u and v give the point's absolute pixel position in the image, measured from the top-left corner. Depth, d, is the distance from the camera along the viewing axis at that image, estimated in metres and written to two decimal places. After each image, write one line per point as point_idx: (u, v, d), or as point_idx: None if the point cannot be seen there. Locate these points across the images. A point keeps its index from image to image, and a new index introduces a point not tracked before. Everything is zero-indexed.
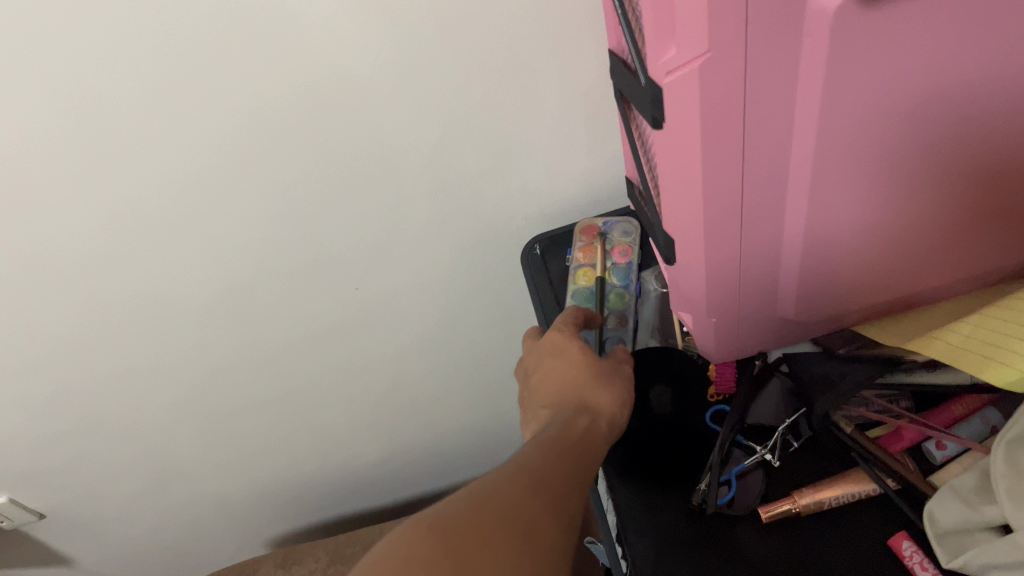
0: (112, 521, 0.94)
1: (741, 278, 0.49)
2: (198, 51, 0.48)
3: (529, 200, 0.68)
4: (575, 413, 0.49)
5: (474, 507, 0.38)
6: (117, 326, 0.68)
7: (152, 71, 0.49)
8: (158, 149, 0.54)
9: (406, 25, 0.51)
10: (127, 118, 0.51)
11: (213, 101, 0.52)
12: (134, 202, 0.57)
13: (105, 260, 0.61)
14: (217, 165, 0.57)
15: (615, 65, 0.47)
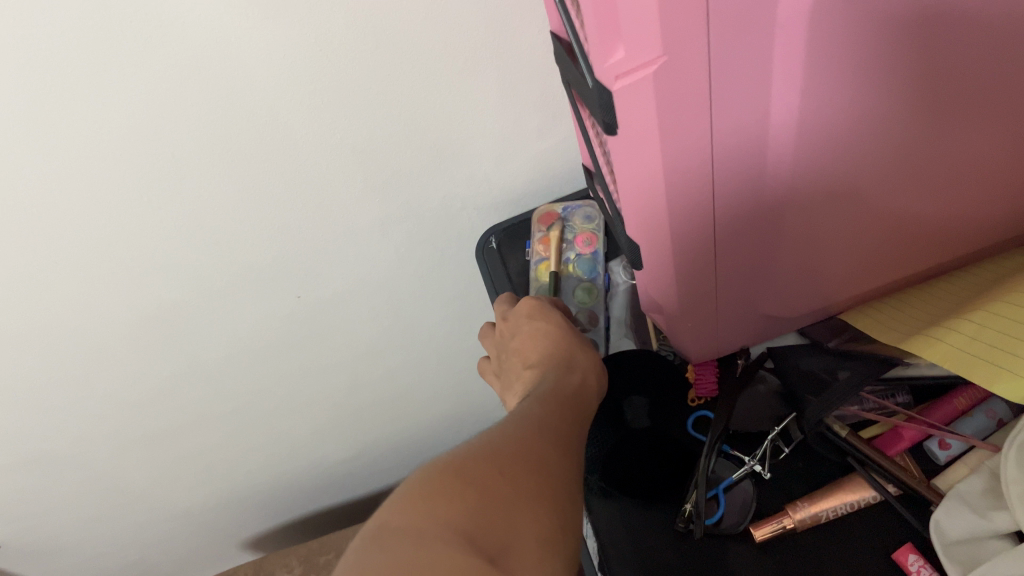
0: (72, 545, 0.90)
1: (717, 275, 0.44)
2: (69, 66, 0.42)
3: (478, 192, 0.62)
4: (565, 372, 0.46)
5: (489, 448, 0.36)
6: (39, 357, 0.63)
7: (19, 92, 0.42)
8: (48, 176, 0.48)
9: (317, 22, 0.45)
10: (4, 146, 0.45)
11: (99, 118, 0.45)
12: (28, 233, 0.51)
13: (9, 293, 0.55)
14: (119, 188, 0.50)
15: (557, 51, 0.41)
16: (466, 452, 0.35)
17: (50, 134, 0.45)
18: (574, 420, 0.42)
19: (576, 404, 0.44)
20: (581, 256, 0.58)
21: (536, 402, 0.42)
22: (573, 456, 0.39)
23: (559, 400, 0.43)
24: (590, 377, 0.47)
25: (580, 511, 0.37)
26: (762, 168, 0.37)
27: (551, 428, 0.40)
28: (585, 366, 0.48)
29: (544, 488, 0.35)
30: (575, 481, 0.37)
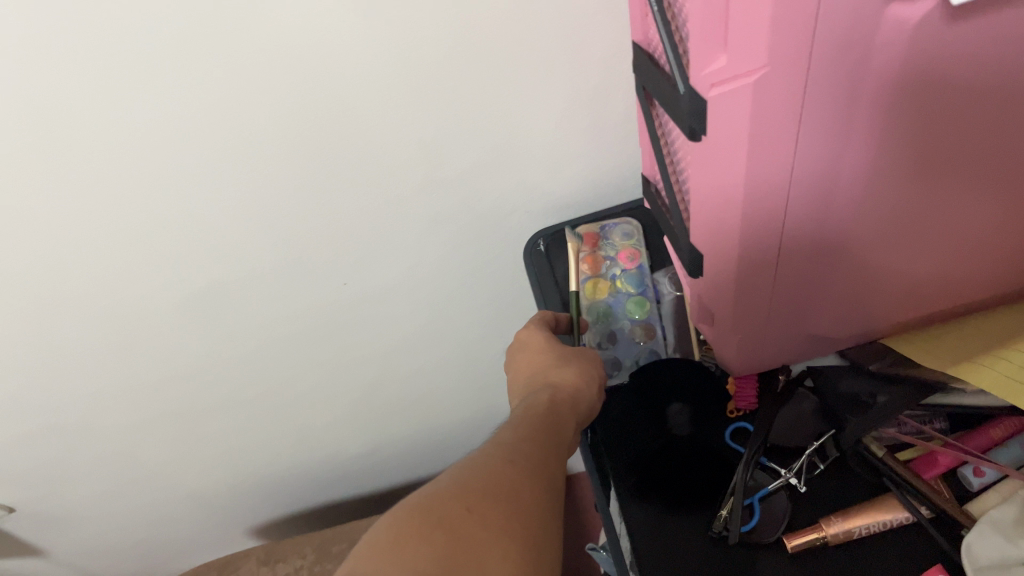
0: (85, 516, 0.90)
1: (772, 291, 0.45)
2: (169, 41, 0.44)
3: (531, 199, 0.63)
4: (536, 399, 0.49)
5: (459, 489, 0.39)
6: (85, 323, 0.64)
7: (119, 60, 0.44)
8: (128, 142, 0.49)
9: (407, 12, 0.46)
10: (96, 112, 0.47)
11: (188, 92, 0.47)
12: (102, 199, 0.53)
13: (69, 257, 0.57)
14: (194, 163, 0.52)
15: (640, 59, 0.42)
16: (439, 493, 0.38)
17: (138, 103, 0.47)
18: (538, 447, 0.44)
19: (542, 430, 0.46)
20: (626, 271, 0.58)
21: (510, 433, 0.45)
22: (545, 485, 0.42)
23: (525, 433, 0.45)
24: (561, 392, 0.49)
25: (550, 535, 0.40)
26: (832, 194, 0.38)
27: (522, 459, 0.42)
28: (558, 381, 0.50)
29: (513, 521, 0.38)
30: (543, 510, 0.40)
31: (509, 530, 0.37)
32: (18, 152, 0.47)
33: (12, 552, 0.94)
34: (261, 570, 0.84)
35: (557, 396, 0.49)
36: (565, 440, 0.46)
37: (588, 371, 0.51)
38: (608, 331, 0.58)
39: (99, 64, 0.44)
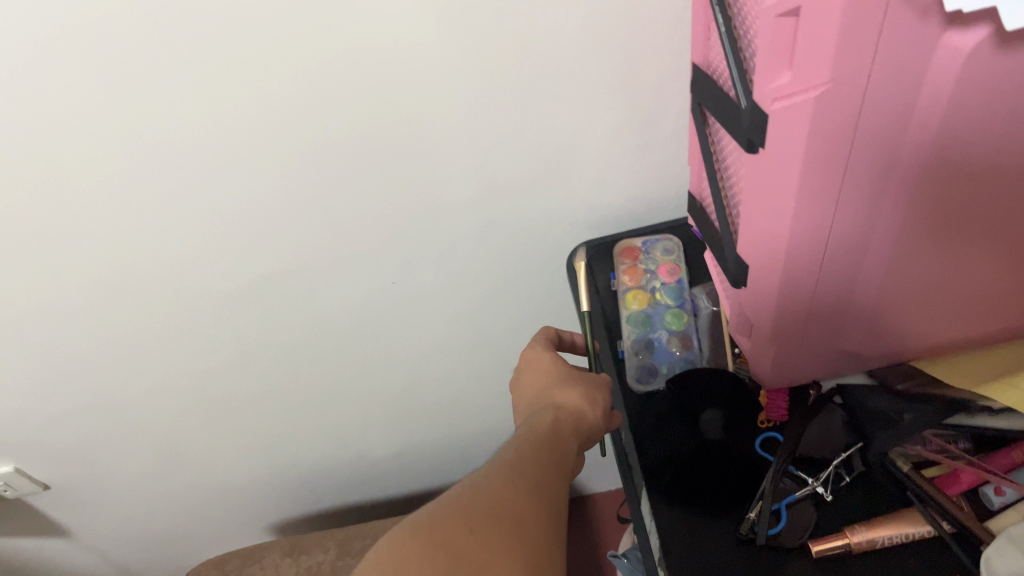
0: (117, 499, 0.93)
1: (811, 304, 0.47)
2: (267, 32, 0.48)
3: (578, 211, 0.66)
4: (541, 418, 0.51)
5: (463, 509, 0.42)
6: (145, 301, 0.67)
7: (220, 46, 0.48)
8: (217, 126, 0.53)
9: (479, 16, 0.49)
10: (194, 95, 0.51)
11: (276, 80, 0.51)
12: (183, 177, 0.56)
13: (143, 233, 0.61)
14: (270, 148, 0.56)
15: (699, 79, 0.45)
16: (443, 514, 0.42)
17: (223, 84, 0.50)
18: (542, 466, 0.47)
19: (546, 449, 0.48)
20: (667, 285, 0.61)
21: (511, 450, 0.48)
22: (544, 499, 0.45)
23: (529, 451, 0.48)
24: (565, 413, 0.52)
25: (550, 544, 0.43)
26: (877, 212, 0.41)
27: (523, 474, 0.46)
28: (562, 401, 0.52)
29: (514, 538, 0.41)
30: (543, 522, 0.43)
31: (512, 546, 0.41)
32: (109, 124, 0.51)
33: (43, 530, 0.96)
34: (284, 561, 0.86)
35: (560, 416, 0.51)
36: (569, 458, 0.49)
37: (592, 390, 0.53)
38: (645, 340, 0.59)
39: (193, 45, 0.48)
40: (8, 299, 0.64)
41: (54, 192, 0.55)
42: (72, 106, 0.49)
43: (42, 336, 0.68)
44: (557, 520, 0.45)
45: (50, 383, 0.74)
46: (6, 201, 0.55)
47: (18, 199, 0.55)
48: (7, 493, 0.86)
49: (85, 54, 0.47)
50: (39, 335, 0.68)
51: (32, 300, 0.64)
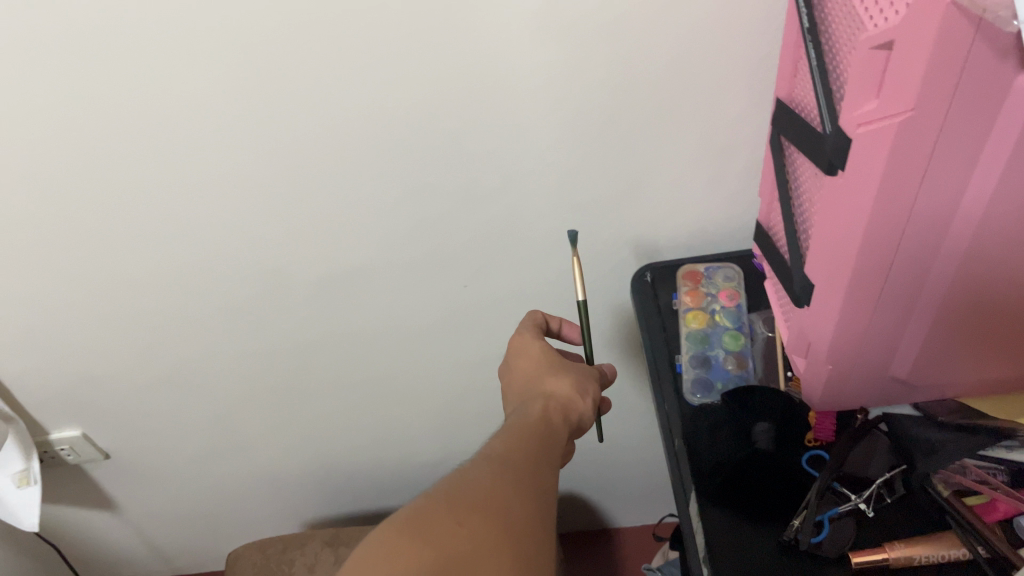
0: (168, 476, 0.97)
1: (867, 330, 0.51)
2: (392, 31, 0.54)
3: (647, 236, 0.70)
4: (534, 402, 0.53)
5: (450, 501, 0.42)
6: (236, 275, 0.73)
7: (350, 40, 0.54)
8: (335, 114, 0.59)
9: (580, 38, 0.55)
10: (322, 82, 0.57)
11: (394, 76, 0.57)
12: (295, 158, 0.63)
13: (250, 210, 0.67)
14: (377, 140, 0.61)
15: (783, 112, 0.50)
16: (430, 506, 0.42)
17: (344, 62, 0.56)
18: (536, 445, 0.49)
19: (539, 430, 0.50)
20: (725, 308, 0.65)
21: (501, 442, 0.48)
22: (532, 495, 0.45)
23: (523, 432, 0.50)
24: (557, 402, 0.54)
25: (538, 537, 0.43)
26: (937, 250, 0.45)
27: (512, 467, 0.46)
28: (553, 390, 0.54)
29: (501, 532, 0.41)
30: (531, 515, 0.44)
31: (500, 537, 0.41)
32: (241, 101, 0.58)
33: (95, 501, 1.01)
34: (324, 550, 0.90)
35: (552, 401, 0.53)
36: (560, 441, 0.51)
37: (582, 379, 0.56)
38: (702, 356, 0.63)
39: (323, 30, 0.54)
40: (114, 255, 0.70)
41: (185, 160, 0.62)
42: (207, 71, 0.56)
43: (137, 296, 0.74)
44: (545, 509, 0.46)
45: (131, 349, 0.79)
46: (141, 163, 0.62)
47: (143, 155, 0.61)
48: (69, 459, 0.91)
49: (232, 34, 0.53)
50: (134, 294, 0.74)
51: (137, 258, 0.70)
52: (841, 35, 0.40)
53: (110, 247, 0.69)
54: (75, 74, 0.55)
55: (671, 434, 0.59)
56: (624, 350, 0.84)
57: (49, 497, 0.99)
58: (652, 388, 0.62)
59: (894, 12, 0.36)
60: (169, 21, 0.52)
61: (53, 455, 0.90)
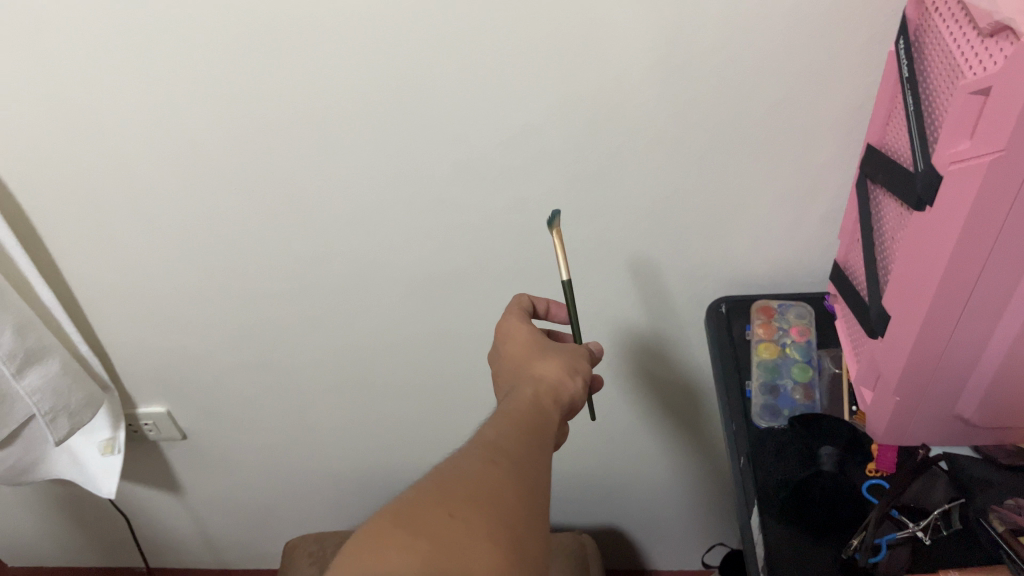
0: (239, 461, 1.03)
1: (937, 369, 0.54)
2: (510, 58, 0.61)
3: (725, 272, 0.74)
4: (522, 386, 0.54)
5: (440, 494, 0.41)
6: (340, 270, 0.79)
7: (472, 62, 0.61)
8: (449, 129, 0.66)
9: (682, 79, 0.60)
10: (442, 98, 0.64)
11: (508, 99, 0.63)
12: (408, 168, 0.69)
13: (358, 213, 0.73)
14: (486, 157, 0.68)
15: (873, 154, 0.55)
16: (418, 501, 0.40)
17: (468, 78, 0.62)
18: (529, 428, 0.49)
19: (530, 414, 0.50)
20: (796, 342, 0.69)
21: (492, 431, 0.48)
22: (528, 481, 0.44)
23: (514, 417, 0.50)
24: (546, 384, 0.54)
25: (534, 521, 0.42)
26: (1011, 296, 0.48)
27: (501, 452, 0.45)
28: (540, 373, 0.55)
29: (495, 520, 0.40)
30: (525, 501, 0.43)
31: (494, 528, 0.40)
32: (367, 111, 0.65)
33: (169, 478, 1.07)
34: None
35: (541, 384, 0.54)
36: (553, 423, 0.51)
37: (568, 362, 0.57)
38: (771, 385, 0.66)
39: (450, 51, 0.61)
40: (231, 245, 0.77)
41: (310, 161, 0.69)
42: (343, 78, 0.63)
43: (244, 283, 0.81)
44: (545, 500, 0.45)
45: (230, 332, 0.86)
46: (271, 160, 0.70)
47: (274, 154, 0.69)
48: (151, 435, 0.99)
49: (370, 49, 0.61)
50: (244, 279, 0.80)
51: (251, 250, 0.78)
52: (948, 80, 0.45)
53: (228, 238, 0.76)
54: (230, 75, 0.64)
55: (737, 450, 0.62)
56: (690, 389, 0.87)
57: (130, 467, 1.06)
58: (720, 408, 0.66)
59: (999, 60, 0.40)
60: (316, 35, 0.61)
61: (137, 429, 0.99)
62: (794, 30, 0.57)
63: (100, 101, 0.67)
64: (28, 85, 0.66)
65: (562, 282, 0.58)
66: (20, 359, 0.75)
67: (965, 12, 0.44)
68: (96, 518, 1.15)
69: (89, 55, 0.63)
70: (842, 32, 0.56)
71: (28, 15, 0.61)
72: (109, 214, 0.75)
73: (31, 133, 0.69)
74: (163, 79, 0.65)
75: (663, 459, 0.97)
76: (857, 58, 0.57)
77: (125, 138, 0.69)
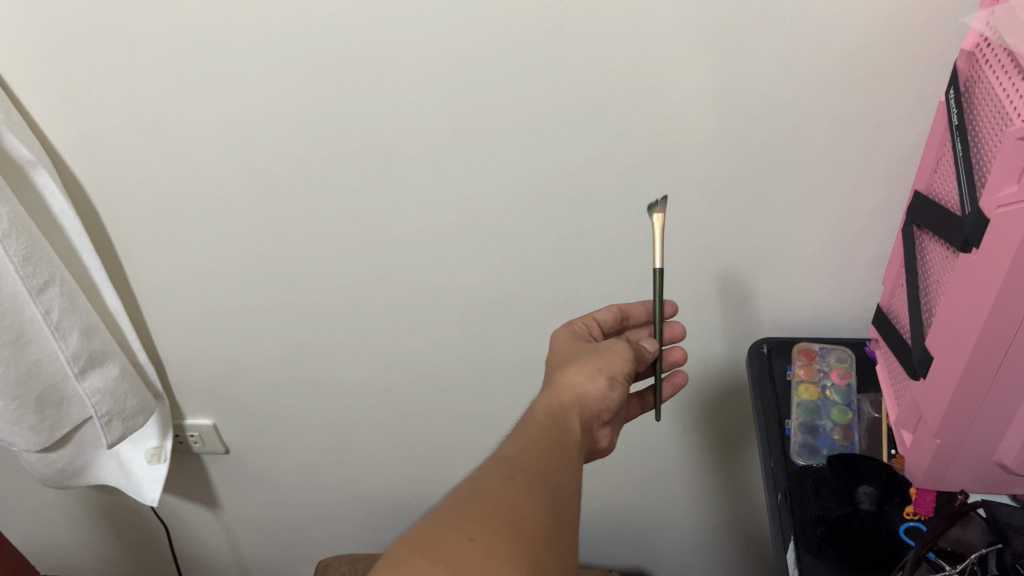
0: (277, 480, 1.05)
1: (976, 417, 0.53)
2: (572, 97, 0.64)
3: (769, 314, 0.76)
4: (545, 395, 0.54)
5: (462, 518, 0.41)
6: (393, 294, 0.81)
7: (536, 99, 0.64)
8: (508, 162, 0.69)
9: (737, 122, 0.63)
10: (504, 133, 0.67)
11: (566, 136, 0.66)
12: (465, 198, 0.72)
13: (415, 239, 0.76)
14: (541, 191, 0.70)
15: (922, 200, 0.57)
16: (437, 525, 0.41)
17: (531, 114, 0.65)
18: (540, 442, 0.49)
19: (544, 427, 0.51)
20: (836, 384, 0.70)
21: (512, 448, 0.49)
22: (548, 500, 0.45)
23: (527, 431, 0.50)
24: (565, 391, 0.54)
25: (553, 540, 0.43)
26: None
27: (521, 473, 0.46)
28: (562, 378, 0.55)
29: (512, 540, 0.41)
30: (546, 520, 0.44)
31: (512, 549, 0.40)
32: (432, 143, 0.69)
33: (208, 491, 1.10)
34: None
35: (561, 392, 0.54)
36: (569, 432, 0.51)
37: (598, 365, 0.56)
38: (810, 424, 0.68)
39: (516, 88, 0.64)
40: (290, 266, 0.81)
41: (372, 188, 0.73)
42: (412, 111, 0.67)
43: (298, 303, 0.84)
44: (569, 520, 0.46)
45: (282, 350, 0.89)
46: (336, 185, 0.73)
47: (340, 181, 0.73)
48: (195, 447, 1.02)
49: (440, 83, 0.65)
50: (299, 298, 0.83)
51: (308, 271, 0.81)
52: (997, 129, 0.47)
53: (288, 259, 0.80)
54: (306, 103, 0.68)
55: (775, 487, 0.63)
56: (725, 433, 0.88)
57: (173, 477, 1.09)
58: (759, 444, 0.67)
59: None
60: (391, 69, 0.64)
61: (183, 440, 1.02)
62: (846, 81, 0.59)
63: (182, 120, 0.71)
64: (118, 102, 0.71)
65: (660, 270, 0.58)
66: (83, 361, 0.78)
67: (1014, 63, 0.46)
68: (135, 527, 1.17)
69: (177, 76, 0.68)
70: (894, 83, 0.59)
71: (125, 35, 0.66)
72: (178, 228, 0.79)
73: (116, 149, 0.74)
74: (242, 102, 0.69)
75: (695, 504, 0.97)
76: (908, 109, 0.60)
77: (201, 156, 0.73)
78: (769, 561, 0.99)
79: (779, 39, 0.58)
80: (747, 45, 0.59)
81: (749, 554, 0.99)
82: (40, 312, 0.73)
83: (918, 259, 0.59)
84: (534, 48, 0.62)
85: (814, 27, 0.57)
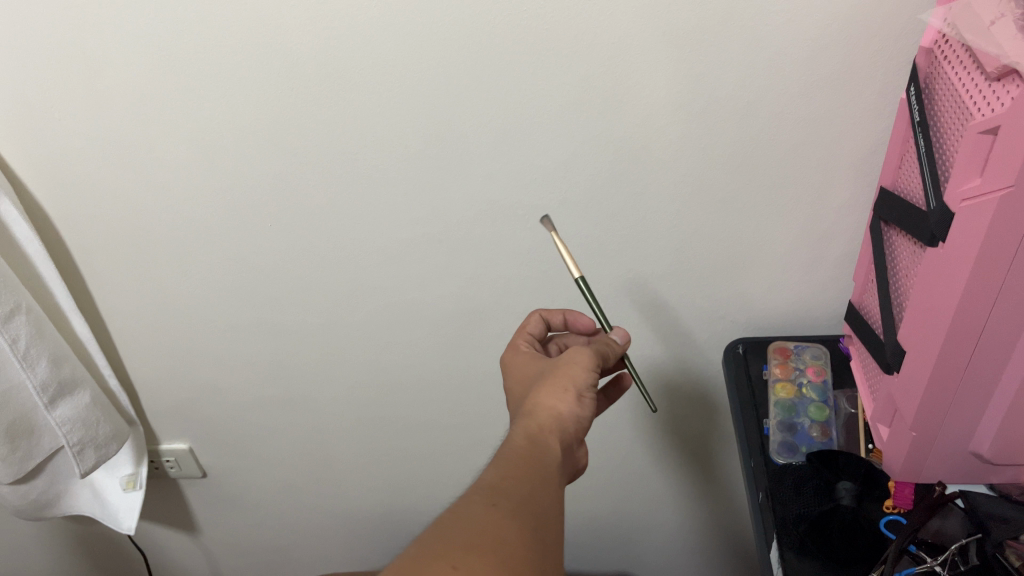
0: (255, 501, 1.04)
1: (951, 406, 0.54)
2: (540, 103, 0.64)
3: (743, 314, 0.76)
4: (522, 420, 0.53)
5: (443, 547, 0.42)
6: (368, 308, 0.81)
7: (504, 108, 0.64)
8: (479, 173, 0.69)
9: (707, 124, 0.63)
10: (473, 144, 0.67)
11: (539, 144, 0.66)
12: (437, 210, 0.72)
13: (389, 251, 0.76)
14: (512, 200, 0.70)
15: (887, 195, 0.57)
16: (419, 559, 0.41)
17: (501, 123, 0.65)
18: (525, 472, 0.48)
19: (527, 456, 0.50)
20: (812, 382, 0.70)
21: (494, 475, 0.48)
22: (529, 521, 0.45)
23: (510, 461, 0.49)
24: (543, 415, 0.53)
25: (541, 560, 0.43)
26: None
27: (501, 496, 0.46)
28: (536, 404, 0.54)
29: (497, 566, 0.41)
30: (531, 542, 0.43)
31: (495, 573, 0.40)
32: (402, 154, 0.68)
33: (185, 515, 1.08)
34: None
35: (539, 416, 0.53)
36: (555, 459, 0.50)
37: (571, 383, 0.55)
38: (788, 423, 0.68)
39: (484, 97, 0.64)
40: (262, 284, 0.80)
41: (343, 203, 0.72)
42: (378, 123, 0.66)
43: (272, 320, 0.83)
44: (556, 542, 0.46)
45: (257, 370, 0.88)
46: (307, 201, 0.72)
47: (310, 198, 0.72)
48: (171, 472, 1.01)
49: (407, 94, 0.64)
50: (272, 316, 0.83)
51: (281, 289, 0.80)
52: (958, 124, 0.48)
53: (260, 277, 0.79)
54: (273, 118, 0.67)
55: (756, 486, 0.63)
56: (705, 435, 0.88)
57: (150, 502, 1.07)
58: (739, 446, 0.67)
59: (1003, 104, 0.43)
60: (359, 83, 0.64)
61: (159, 465, 1.01)
62: (810, 80, 0.60)
63: (148, 141, 0.70)
64: (80, 124, 0.69)
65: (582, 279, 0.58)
66: (53, 390, 0.77)
67: (972, 58, 0.47)
68: (112, 555, 1.15)
69: (140, 96, 0.67)
70: (857, 82, 0.59)
71: (85, 56, 0.65)
72: (146, 250, 0.78)
73: (82, 173, 0.73)
74: (209, 121, 0.68)
75: (677, 507, 0.97)
76: (872, 107, 0.61)
77: (168, 178, 0.72)
78: (754, 559, 0.99)
79: (743, 41, 0.59)
80: (711, 48, 0.59)
81: (733, 553, 0.99)
82: (6, 342, 0.72)
83: (887, 255, 0.59)
84: (500, 57, 0.62)
85: (778, 28, 0.58)
